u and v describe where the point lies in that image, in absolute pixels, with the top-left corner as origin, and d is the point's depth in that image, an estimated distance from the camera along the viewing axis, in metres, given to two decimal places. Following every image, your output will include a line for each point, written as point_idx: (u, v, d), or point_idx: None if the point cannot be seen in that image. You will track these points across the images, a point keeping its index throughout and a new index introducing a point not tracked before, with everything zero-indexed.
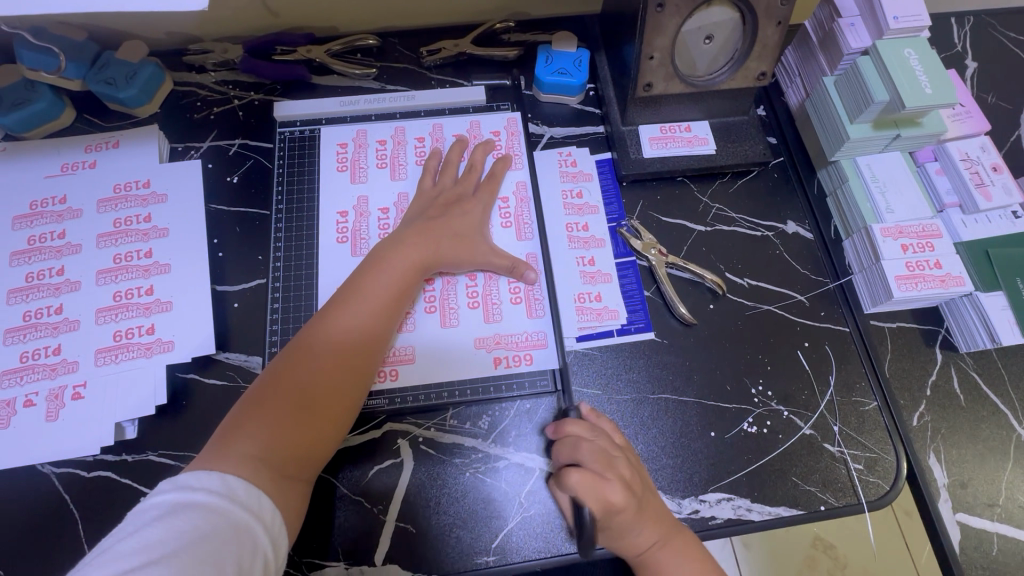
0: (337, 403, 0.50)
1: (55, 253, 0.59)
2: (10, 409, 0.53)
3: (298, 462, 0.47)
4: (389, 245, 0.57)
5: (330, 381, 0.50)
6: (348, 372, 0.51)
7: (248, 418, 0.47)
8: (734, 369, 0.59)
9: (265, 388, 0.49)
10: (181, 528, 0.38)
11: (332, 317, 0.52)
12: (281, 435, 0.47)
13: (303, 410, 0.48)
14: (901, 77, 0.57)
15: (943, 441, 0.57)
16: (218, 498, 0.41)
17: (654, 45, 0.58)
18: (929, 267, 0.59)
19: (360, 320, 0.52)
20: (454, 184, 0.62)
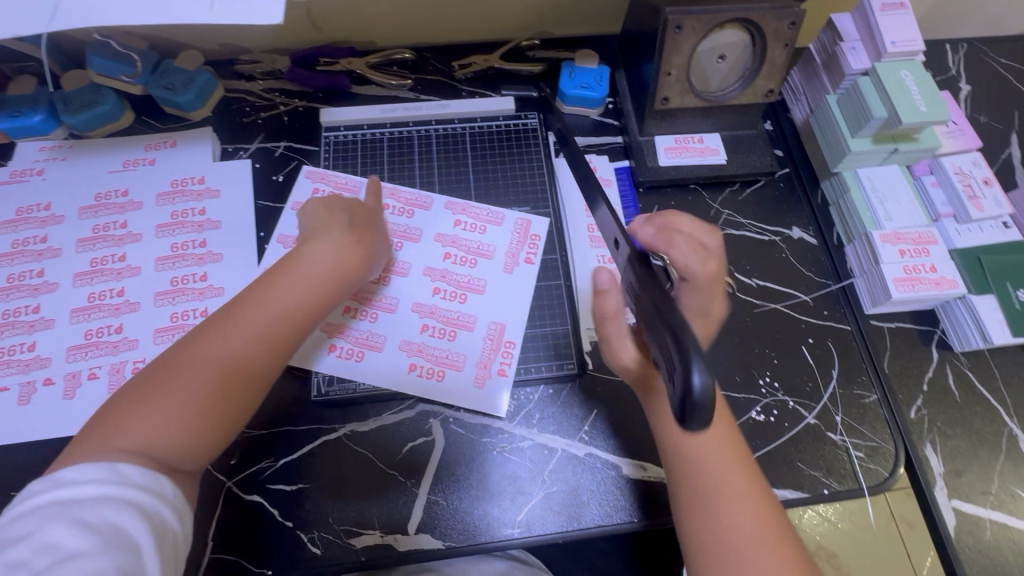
0: (240, 405, 0.47)
1: (118, 241, 0.64)
2: (76, 380, 0.58)
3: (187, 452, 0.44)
4: (319, 245, 0.54)
5: (220, 385, 0.46)
6: (242, 380, 0.47)
7: (131, 400, 0.45)
8: (743, 362, 0.64)
9: (166, 366, 0.46)
10: (83, 522, 0.37)
11: (204, 330, 0.48)
12: (172, 421, 0.44)
13: (201, 400, 0.45)
14: (897, 96, 0.62)
15: (939, 432, 0.61)
16: (116, 487, 0.39)
17: (672, 62, 0.64)
18: (925, 271, 0.63)
19: (238, 335, 0.48)
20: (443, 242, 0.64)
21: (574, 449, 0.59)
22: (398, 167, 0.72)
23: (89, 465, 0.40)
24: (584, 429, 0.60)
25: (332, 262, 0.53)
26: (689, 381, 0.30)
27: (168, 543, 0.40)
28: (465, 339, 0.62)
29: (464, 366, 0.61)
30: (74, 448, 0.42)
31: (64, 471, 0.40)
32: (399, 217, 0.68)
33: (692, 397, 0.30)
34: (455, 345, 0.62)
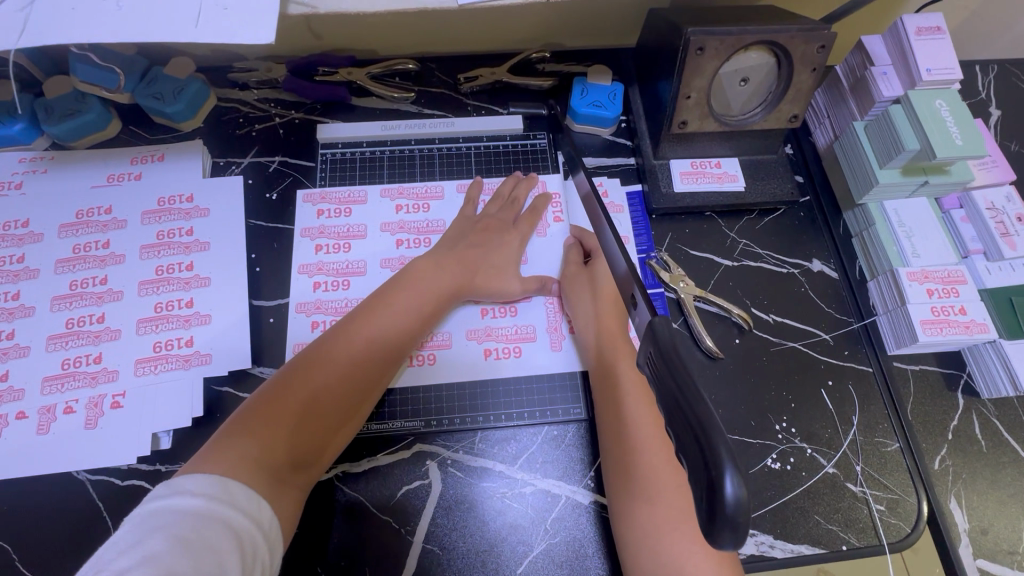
0: (341, 425, 0.50)
1: (99, 262, 0.60)
2: (51, 415, 0.54)
3: (297, 469, 0.47)
4: (426, 266, 0.58)
5: (353, 389, 0.50)
6: (368, 384, 0.52)
7: (254, 415, 0.46)
8: (759, 405, 0.60)
9: (308, 362, 0.50)
10: (184, 533, 0.36)
11: (348, 333, 0.52)
12: (289, 438, 0.46)
13: (315, 418, 0.48)
14: (932, 128, 0.58)
15: (964, 485, 0.58)
16: (214, 504, 0.39)
17: (692, 85, 0.60)
18: (954, 312, 0.60)
19: (378, 342, 0.53)
20: (498, 214, 0.64)
21: (579, 496, 0.56)
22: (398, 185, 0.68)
23: (203, 477, 0.40)
24: (590, 475, 0.57)
25: (441, 280, 0.58)
26: (721, 489, 0.27)
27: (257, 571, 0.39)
28: (528, 309, 0.63)
29: (536, 335, 0.62)
30: (198, 460, 0.42)
31: (178, 481, 0.40)
32: (416, 214, 0.66)
33: (722, 507, 0.27)
34: (520, 318, 0.62)
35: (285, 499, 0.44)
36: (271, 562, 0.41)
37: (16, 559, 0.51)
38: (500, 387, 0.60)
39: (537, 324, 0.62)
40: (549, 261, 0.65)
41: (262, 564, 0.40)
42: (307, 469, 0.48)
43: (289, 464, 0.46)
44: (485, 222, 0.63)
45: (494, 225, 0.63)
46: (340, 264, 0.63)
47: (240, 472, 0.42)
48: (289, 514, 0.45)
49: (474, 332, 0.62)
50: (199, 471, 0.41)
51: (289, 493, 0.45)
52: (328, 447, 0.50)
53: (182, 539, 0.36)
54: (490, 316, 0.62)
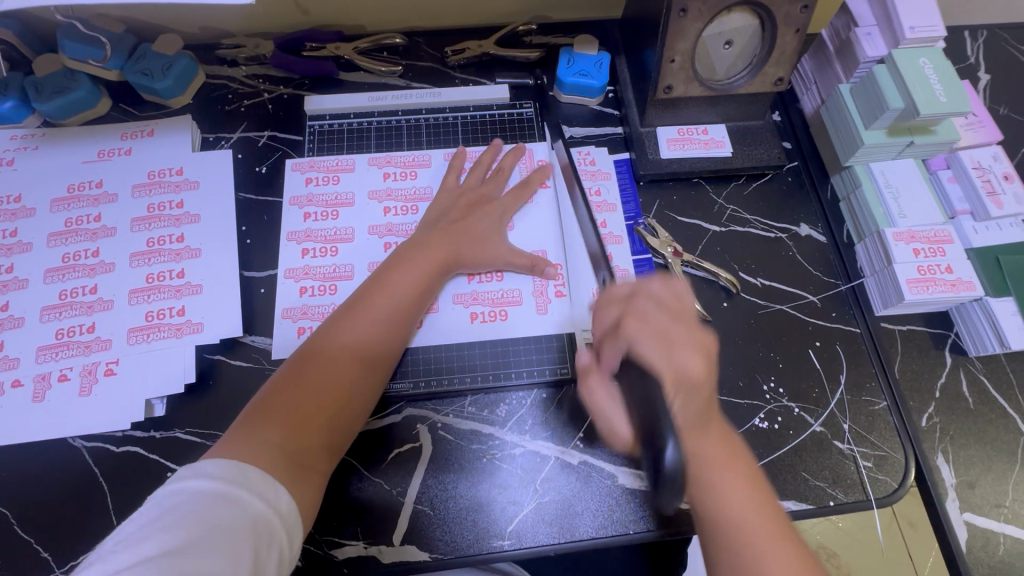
0: (350, 410, 0.50)
1: (91, 235, 0.61)
2: (45, 382, 0.55)
3: (311, 455, 0.47)
4: (411, 246, 0.59)
5: (354, 372, 0.51)
6: (371, 367, 0.52)
7: (264, 409, 0.47)
8: (747, 367, 0.61)
9: (308, 351, 0.51)
10: (200, 512, 0.38)
11: (346, 319, 0.53)
12: (301, 424, 0.47)
13: (321, 408, 0.48)
14: (916, 85, 0.58)
15: (951, 441, 0.58)
16: (235, 488, 0.40)
17: (676, 48, 0.60)
18: (940, 271, 0.60)
19: (375, 322, 0.53)
20: (480, 184, 0.65)
21: (569, 456, 0.56)
22: (383, 155, 0.68)
23: (224, 462, 0.41)
24: (579, 435, 0.57)
25: (431, 254, 0.58)
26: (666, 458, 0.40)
27: (270, 562, 0.39)
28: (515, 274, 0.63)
29: (523, 299, 0.62)
30: (219, 448, 0.44)
31: (201, 465, 0.41)
32: (403, 182, 0.67)
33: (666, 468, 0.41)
34: (507, 283, 0.63)
35: (305, 485, 0.45)
36: (291, 546, 0.42)
37: (14, 522, 0.52)
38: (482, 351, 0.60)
39: (525, 292, 0.62)
40: (533, 234, 0.65)
41: (279, 555, 0.40)
42: (325, 453, 0.48)
43: (303, 452, 0.46)
44: (466, 202, 0.63)
45: (475, 202, 0.63)
46: (328, 231, 0.64)
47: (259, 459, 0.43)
48: (311, 498, 0.46)
49: (460, 299, 0.62)
50: (220, 457, 0.42)
51: (310, 478, 0.46)
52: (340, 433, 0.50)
53: (197, 517, 0.38)
54: (475, 283, 0.62)
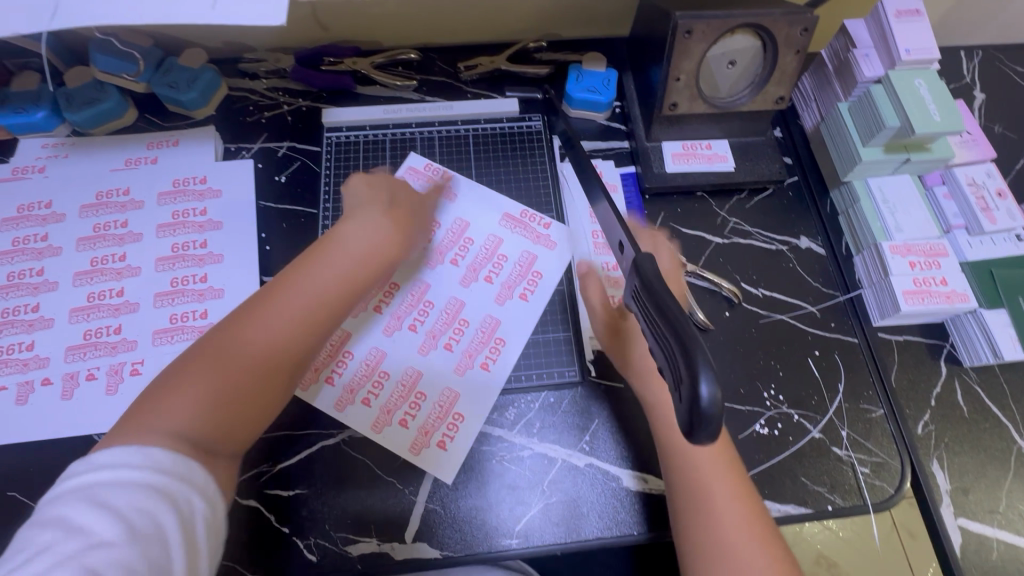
0: (266, 395, 0.49)
1: (118, 240, 0.64)
2: (74, 381, 0.57)
3: (216, 440, 0.45)
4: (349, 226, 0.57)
5: (266, 355, 0.49)
6: (287, 350, 0.50)
7: (168, 391, 0.46)
8: (748, 375, 0.63)
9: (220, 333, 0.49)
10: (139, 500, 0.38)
11: (271, 295, 0.51)
12: (208, 408, 0.45)
13: (272, 375, 0.49)
14: (911, 105, 0.61)
15: (946, 449, 0.60)
16: (157, 478, 0.40)
17: (681, 68, 0.62)
18: (935, 284, 0.62)
19: (298, 301, 0.51)
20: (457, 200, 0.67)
21: (575, 459, 0.58)
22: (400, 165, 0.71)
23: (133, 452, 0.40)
24: (585, 439, 0.59)
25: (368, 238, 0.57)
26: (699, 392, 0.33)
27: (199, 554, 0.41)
28: (511, 248, 0.67)
29: (540, 252, 0.67)
30: (118, 434, 0.42)
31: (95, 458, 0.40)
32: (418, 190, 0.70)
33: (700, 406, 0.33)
34: (512, 255, 0.67)
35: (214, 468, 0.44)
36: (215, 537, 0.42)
37: None
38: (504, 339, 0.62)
39: (545, 266, 0.66)
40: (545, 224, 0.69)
41: (204, 524, 0.41)
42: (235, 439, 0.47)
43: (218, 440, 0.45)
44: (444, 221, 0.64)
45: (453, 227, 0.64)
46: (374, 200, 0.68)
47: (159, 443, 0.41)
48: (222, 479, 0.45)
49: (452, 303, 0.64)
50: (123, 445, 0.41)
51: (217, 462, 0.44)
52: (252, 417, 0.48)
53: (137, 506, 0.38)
54: (497, 281, 0.65)
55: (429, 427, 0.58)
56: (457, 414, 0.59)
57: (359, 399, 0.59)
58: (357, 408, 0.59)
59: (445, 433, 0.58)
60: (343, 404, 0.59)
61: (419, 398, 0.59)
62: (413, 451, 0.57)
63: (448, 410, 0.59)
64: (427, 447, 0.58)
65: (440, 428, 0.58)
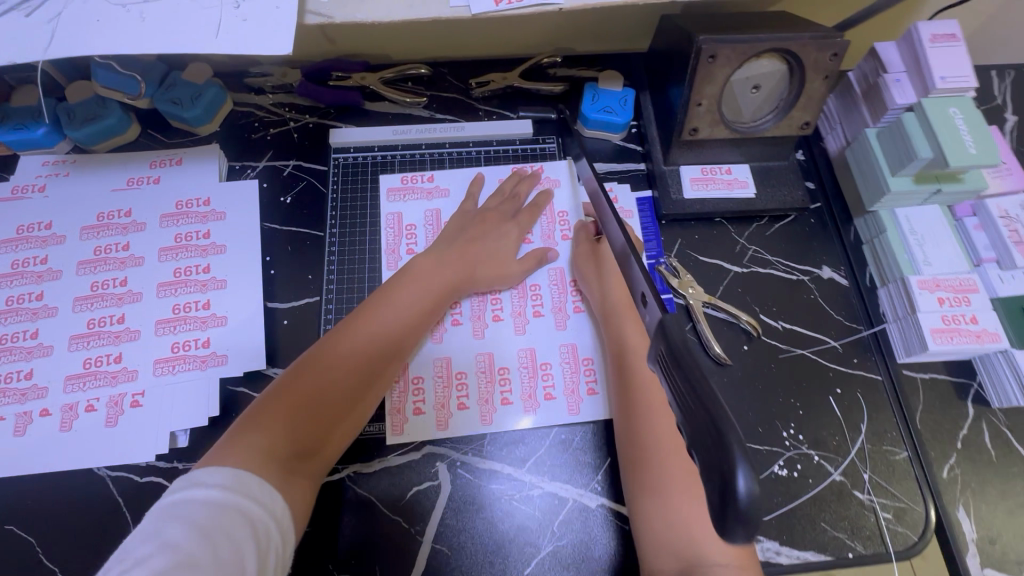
0: (346, 417, 0.52)
1: (119, 264, 0.62)
2: (73, 412, 0.56)
3: (302, 460, 0.48)
4: (425, 258, 0.61)
5: (353, 378, 0.52)
6: (371, 372, 0.54)
7: (264, 409, 0.48)
8: (766, 413, 0.60)
9: (313, 354, 0.52)
10: (218, 520, 0.39)
11: (362, 319, 0.55)
12: (297, 429, 0.48)
13: (352, 389, 0.52)
14: (946, 136, 0.58)
15: (973, 494, 0.58)
16: (238, 498, 0.41)
17: (703, 93, 0.60)
18: (965, 321, 0.59)
19: (384, 329, 0.55)
20: (497, 205, 0.67)
21: (586, 499, 0.56)
22: (407, 189, 0.69)
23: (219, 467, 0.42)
24: (597, 478, 0.57)
25: (440, 276, 0.60)
26: (735, 485, 0.27)
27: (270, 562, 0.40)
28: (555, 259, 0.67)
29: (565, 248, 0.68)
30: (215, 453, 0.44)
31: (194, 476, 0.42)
32: (418, 202, 0.69)
33: (736, 505, 0.27)
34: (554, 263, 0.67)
35: (299, 490, 0.46)
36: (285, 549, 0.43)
37: (39, 551, 0.53)
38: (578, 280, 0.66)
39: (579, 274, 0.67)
40: (563, 214, 0.70)
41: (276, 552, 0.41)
42: (317, 459, 0.49)
43: (304, 455, 0.48)
44: (485, 214, 0.66)
45: (493, 218, 0.66)
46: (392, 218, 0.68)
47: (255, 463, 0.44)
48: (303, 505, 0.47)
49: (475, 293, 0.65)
50: (222, 462, 0.43)
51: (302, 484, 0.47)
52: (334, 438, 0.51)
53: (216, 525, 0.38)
54: (537, 237, 0.68)
55: (530, 390, 0.61)
56: (587, 358, 0.62)
57: (410, 411, 0.59)
58: (414, 421, 0.59)
59: (588, 380, 0.61)
60: (400, 424, 0.59)
61: (462, 376, 0.61)
62: (487, 421, 0.59)
63: (492, 369, 0.62)
64: (499, 411, 0.60)
65: (581, 381, 0.61)
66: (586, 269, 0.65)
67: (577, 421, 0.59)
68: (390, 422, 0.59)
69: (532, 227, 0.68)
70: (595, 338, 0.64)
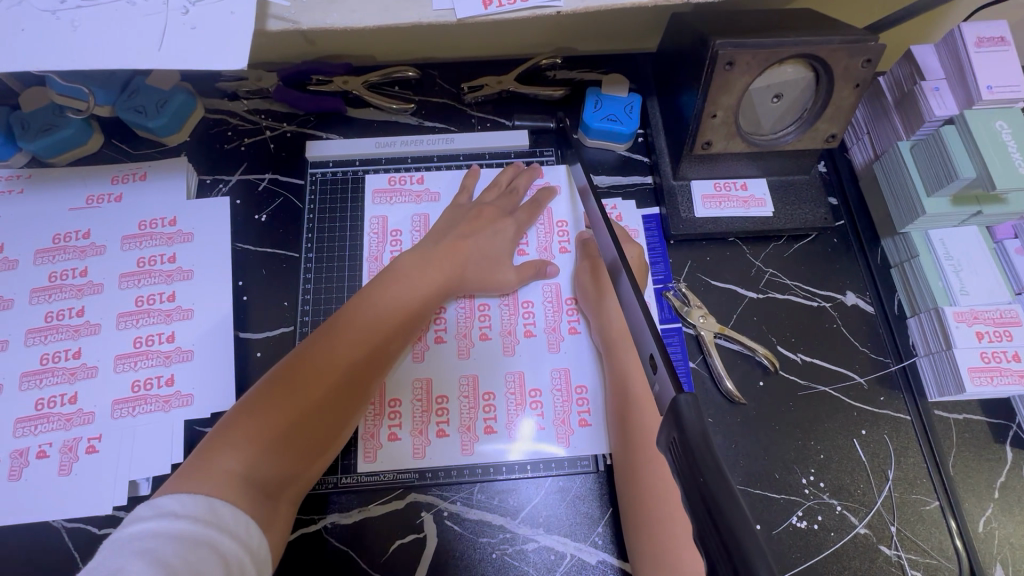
0: (332, 429, 0.47)
1: (76, 292, 0.57)
2: (23, 460, 0.51)
3: (282, 481, 0.44)
4: (414, 260, 0.56)
5: (339, 386, 0.47)
6: (361, 377, 0.49)
7: (239, 424, 0.43)
8: (784, 457, 0.55)
9: (295, 359, 0.47)
10: (186, 557, 0.35)
11: (349, 319, 0.50)
12: (275, 447, 0.43)
13: (339, 398, 0.47)
14: (992, 154, 0.52)
15: (1011, 551, 0.53)
16: (211, 530, 0.37)
17: (718, 103, 0.54)
18: (1006, 359, 0.54)
19: (374, 331, 0.50)
20: (495, 200, 0.62)
21: (586, 555, 0.51)
22: (392, 206, 0.64)
23: (186, 498, 0.38)
24: (598, 531, 0.52)
25: (432, 276, 0.55)
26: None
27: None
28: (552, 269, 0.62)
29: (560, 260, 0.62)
30: (179, 479, 0.40)
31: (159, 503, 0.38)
32: (404, 208, 0.64)
33: None
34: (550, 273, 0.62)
35: (273, 518, 0.43)
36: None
37: None
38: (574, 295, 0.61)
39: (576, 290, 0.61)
40: (563, 223, 0.64)
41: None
42: (297, 478, 0.45)
43: (280, 480, 0.44)
44: (480, 210, 0.61)
45: (488, 215, 0.60)
46: (376, 223, 0.63)
47: (225, 493, 0.39)
48: (278, 533, 0.43)
49: (464, 299, 0.60)
50: (187, 492, 0.39)
51: (278, 509, 0.43)
52: (318, 453, 0.47)
53: (184, 563, 0.34)
54: (531, 248, 0.63)
55: (516, 417, 0.56)
56: (580, 386, 0.57)
57: (384, 438, 0.55)
58: (388, 447, 0.54)
59: (579, 411, 0.56)
60: (373, 450, 0.54)
61: (442, 401, 0.56)
62: (466, 451, 0.54)
63: (476, 394, 0.56)
64: (481, 440, 0.55)
65: (573, 411, 0.56)
66: (584, 281, 0.60)
67: (566, 454, 0.55)
68: (363, 447, 0.54)
69: (526, 236, 0.63)
70: (592, 361, 0.58)
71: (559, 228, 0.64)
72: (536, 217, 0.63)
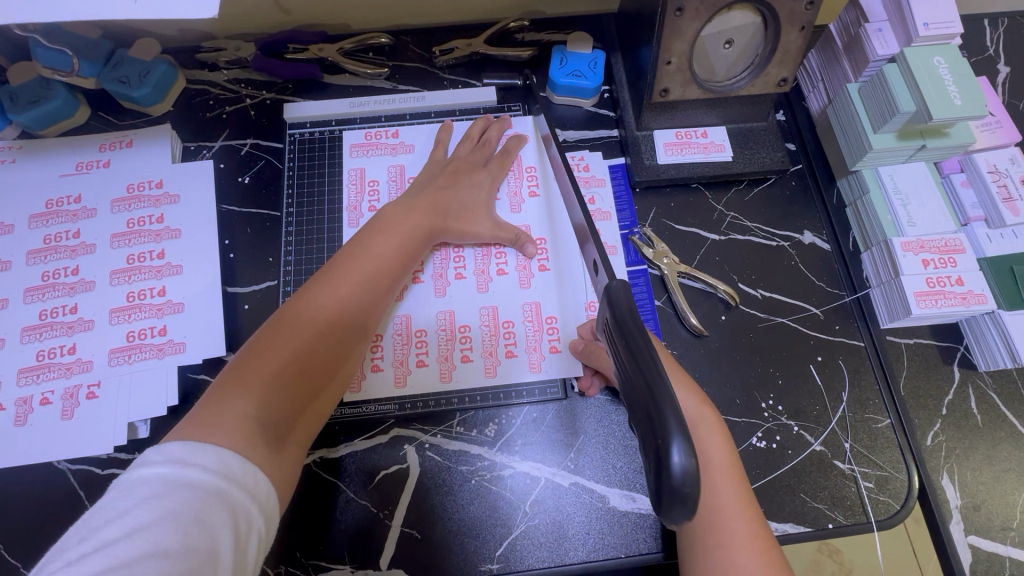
0: (330, 373, 0.49)
1: (70, 252, 0.60)
2: (27, 406, 0.54)
3: (288, 424, 0.45)
4: (395, 211, 0.58)
5: (334, 333, 0.49)
6: (352, 324, 0.51)
7: (240, 373, 0.44)
8: (745, 383, 0.59)
9: (288, 311, 0.49)
10: (195, 509, 0.36)
11: (338, 270, 0.52)
12: (278, 392, 0.45)
13: (334, 344, 0.49)
14: (930, 88, 0.55)
15: (956, 460, 0.56)
16: (221, 482, 0.38)
17: (672, 50, 0.56)
18: (950, 283, 0.57)
19: (362, 280, 0.52)
20: (469, 154, 0.65)
21: (559, 478, 0.55)
22: (368, 164, 0.66)
23: (195, 445, 0.39)
24: (570, 455, 0.56)
25: (413, 223, 0.57)
26: (670, 459, 0.31)
27: (249, 551, 0.37)
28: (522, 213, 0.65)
29: (529, 205, 0.65)
30: (188, 426, 0.41)
31: (169, 449, 0.38)
32: (381, 162, 0.67)
33: (670, 472, 0.31)
34: (521, 216, 0.65)
35: (283, 458, 0.44)
36: (268, 532, 0.40)
37: None
38: (543, 235, 0.64)
39: (546, 231, 0.64)
40: (532, 170, 0.67)
41: (257, 539, 0.38)
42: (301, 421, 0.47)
43: (285, 422, 0.45)
44: (456, 163, 0.63)
45: (463, 169, 0.63)
46: (355, 178, 0.66)
47: (233, 436, 0.41)
48: (287, 475, 0.44)
49: (441, 246, 0.63)
50: (195, 438, 0.40)
51: (285, 451, 0.45)
52: (319, 397, 0.49)
53: (193, 514, 0.35)
54: (503, 195, 0.66)
55: (490, 347, 0.59)
56: (550, 317, 0.60)
57: (367, 369, 0.58)
58: (371, 377, 0.58)
59: (550, 339, 0.59)
60: (356, 382, 0.58)
61: (421, 335, 0.60)
62: (445, 379, 0.58)
63: (453, 327, 0.60)
64: (458, 368, 0.58)
65: (544, 339, 0.59)
66: None
67: (538, 379, 0.58)
68: None
69: (498, 184, 0.65)
70: (561, 296, 0.61)
71: (531, 176, 0.67)
72: (507, 167, 0.66)
